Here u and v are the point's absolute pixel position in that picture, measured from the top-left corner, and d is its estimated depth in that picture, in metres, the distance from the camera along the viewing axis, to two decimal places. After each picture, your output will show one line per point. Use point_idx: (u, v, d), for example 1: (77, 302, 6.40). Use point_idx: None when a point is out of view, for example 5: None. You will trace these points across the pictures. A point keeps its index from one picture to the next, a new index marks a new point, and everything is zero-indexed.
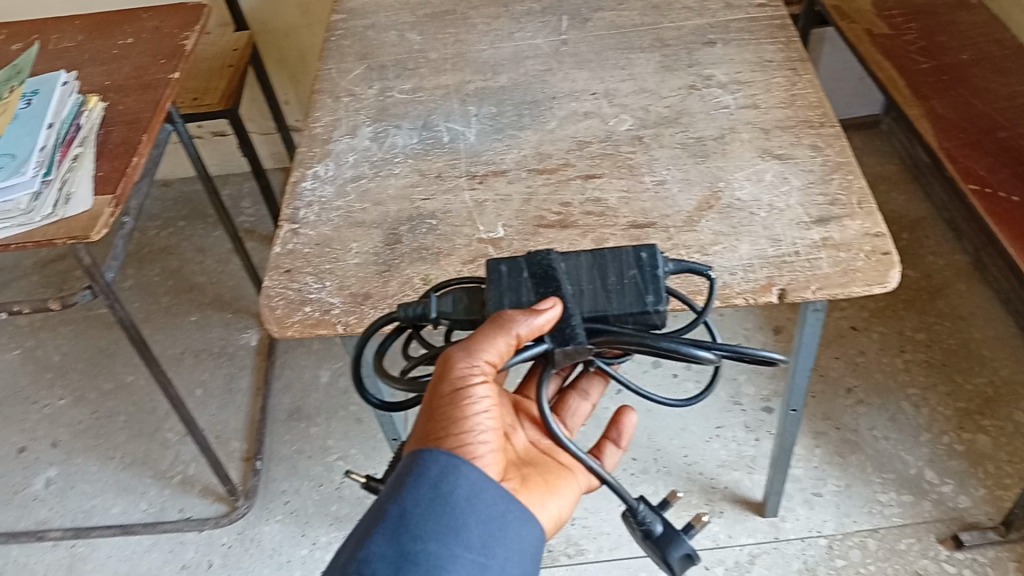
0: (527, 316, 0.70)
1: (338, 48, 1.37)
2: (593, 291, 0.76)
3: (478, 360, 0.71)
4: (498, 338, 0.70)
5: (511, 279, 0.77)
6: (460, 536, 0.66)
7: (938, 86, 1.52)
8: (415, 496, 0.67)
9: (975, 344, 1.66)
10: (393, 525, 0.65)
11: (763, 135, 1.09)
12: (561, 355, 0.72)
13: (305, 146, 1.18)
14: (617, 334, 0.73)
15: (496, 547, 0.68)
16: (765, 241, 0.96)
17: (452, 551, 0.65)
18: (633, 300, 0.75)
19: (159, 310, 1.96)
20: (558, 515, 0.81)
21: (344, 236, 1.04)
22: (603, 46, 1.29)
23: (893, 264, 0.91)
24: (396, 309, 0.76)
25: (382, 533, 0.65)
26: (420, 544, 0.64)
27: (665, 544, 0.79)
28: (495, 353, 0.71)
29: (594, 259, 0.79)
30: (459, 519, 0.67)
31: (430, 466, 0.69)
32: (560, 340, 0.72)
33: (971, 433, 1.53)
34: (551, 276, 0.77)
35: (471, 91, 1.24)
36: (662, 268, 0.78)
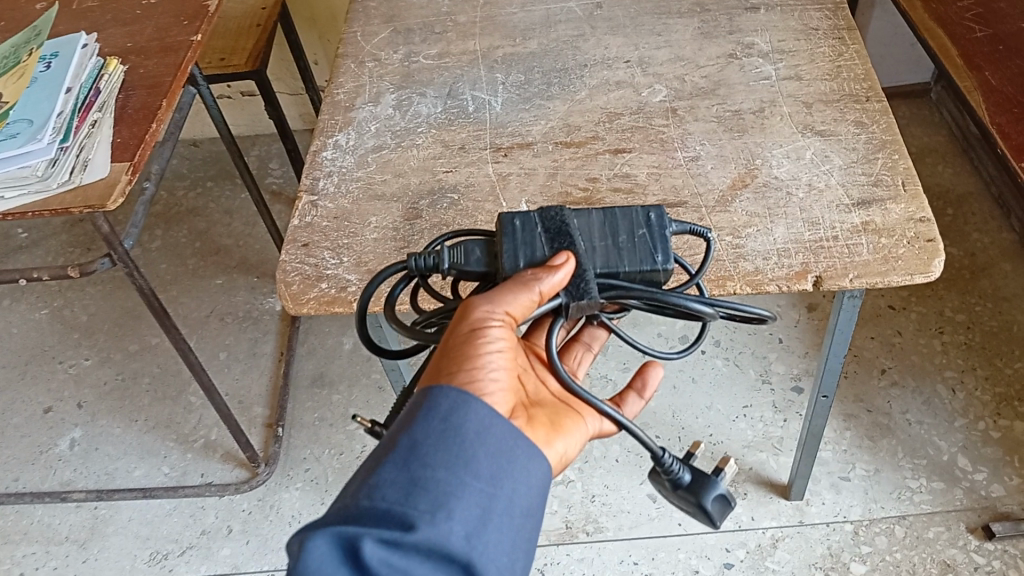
0: (548, 272, 0.67)
1: (364, 10, 1.32)
2: (606, 247, 0.72)
3: (499, 308, 0.67)
4: (520, 294, 0.67)
5: (525, 233, 0.72)
6: (470, 465, 0.62)
7: (993, 57, 1.43)
8: (426, 426, 0.63)
9: (1017, 327, 1.60)
10: (401, 453, 0.62)
11: (804, 109, 1.04)
12: (574, 310, 0.68)
13: (326, 113, 1.15)
14: (626, 289, 0.69)
15: (509, 478, 0.63)
16: (801, 224, 0.91)
17: (463, 479, 0.61)
18: (644, 258, 0.71)
19: (185, 271, 1.97)
20: (565, 456, 0.76)
21: (364, 210, 1.02)
22: (639, 11, 1.23)
23: (937, 253, 0.86)
24: (406, 258, 0.70)
25: (390, 462, 0.61)
26: (430, 471, 0.61)
27: (695, 489, 0.77)
28: (518, 305, 0.67)
29: (605, 214, 0.73)
30: (470, 450, 0.62)
31: (441, 397, 0.64)
32: (575, 295, 0.68)
33: (1008, 420, 1.48)
34: (563, 230, 0.72)
35: (499, 58, 1.19)
36: (670, 226, 0.74)
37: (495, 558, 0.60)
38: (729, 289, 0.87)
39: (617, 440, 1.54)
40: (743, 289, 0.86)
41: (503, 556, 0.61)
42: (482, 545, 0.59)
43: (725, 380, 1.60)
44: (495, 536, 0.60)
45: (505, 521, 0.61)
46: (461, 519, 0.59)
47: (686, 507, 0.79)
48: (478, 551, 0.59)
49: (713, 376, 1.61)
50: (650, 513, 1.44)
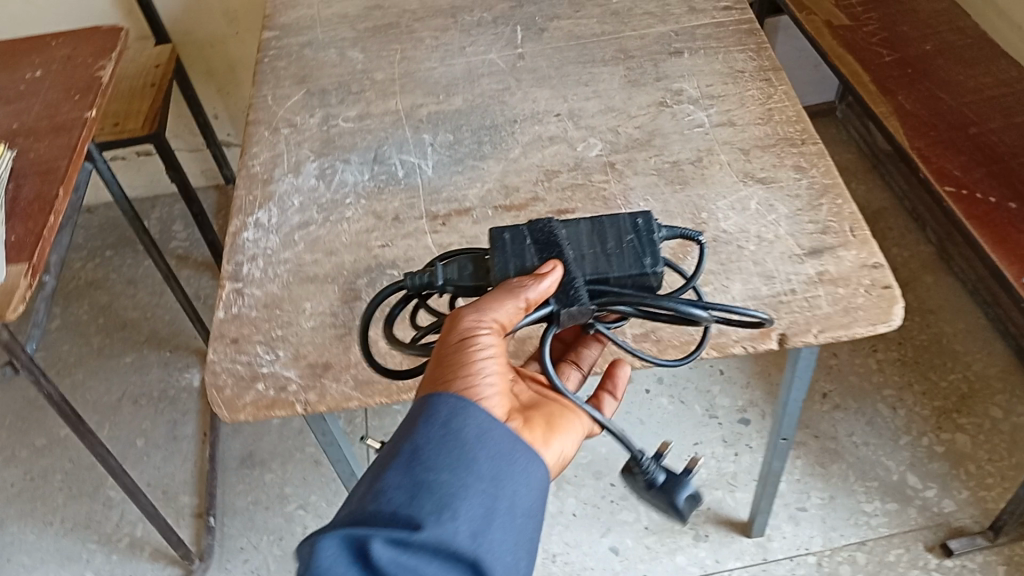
0: (534, 281, 0.67)
1: (272, 71, 1.24)
2: (594, 255, 0.71)
3: (487, 318, 0.67)
4: (508, 304, 0.66)
5: (514, 245, 0.72)
6: (470, 466, 0.62)
7: (903, 80, 1.48)
8: (426, 432, 0.63)
9: (946, 338, 1.64)
10: (405, 458, 0.62)
11: (742, 156, 1.02)
12: (566, 317, 0.68)
13: (243, 188, 1.07)
14: (616, 295, 0.68)
15: (510, 478, 0.63)
16: (757, 279, 0.89)
17: (464, 481, 0.61)
18: (632, 262, 0.70)
19: (90, 351, 1.82)
20: (562, 455, 0.72)
21: (296, 295, 0.94)
22: (563, 60, 1.20)
23: (896, 299, 0.86)
24: (402, 277, 0.71)
25: (394, 468, 0.62)
26: (433, 474, 0.61)
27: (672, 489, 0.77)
28: (506, 316, 0.66)
29: (592, 223, 0.73)
30: (471, 452, 0.62)
31: (439, 402, 0.64)
32: (565, 302, 0.67)
33: (950, 433, 1.51)
34: (553, 241, 0.72)
35: (424, 117, 1.14)
36: (658, 233, 0.74)
37: (500, 558, 0.60)
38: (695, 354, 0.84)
39: (572, 492, 1.50)
40: (708, 352, 0.84)
41: (508, 555, 0.61)
42: (487, 543, 0.60)
43: (671, 419, 1.59)
44: (498, 536, 0.61)
45: (507, 521, 0.61)
46: (464, 520, 0.59)
47: (657, 505, 0.79)
48: (484, 550, 0.59)
49: (660, 415, 1.60)
50: (614, 567, 1.40)
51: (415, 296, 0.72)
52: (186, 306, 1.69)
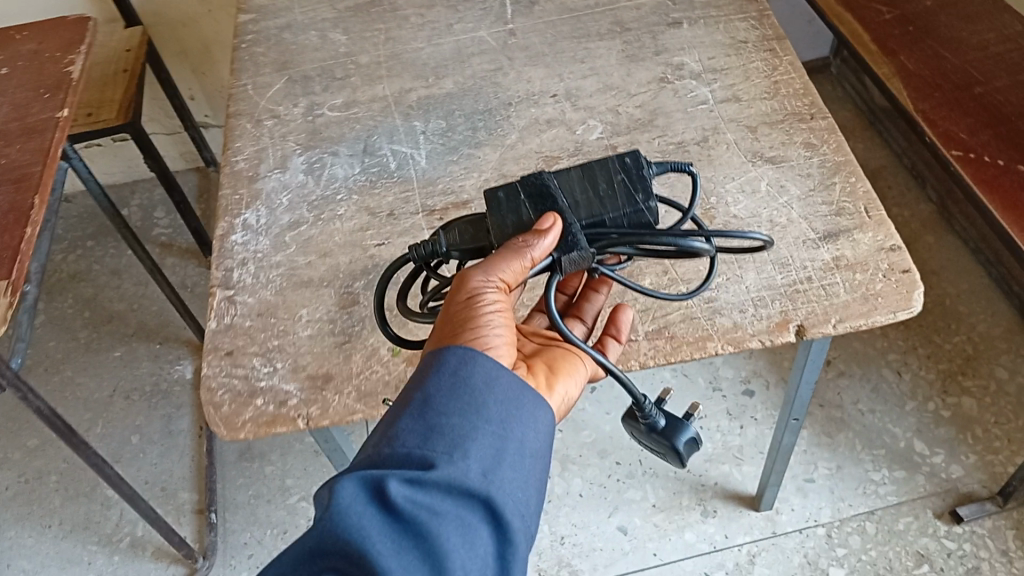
0: (536, 237, 0.66)
1: (250, 58, 1.18)
2: (587, 200, 0.70)
3: (492, 277, 0.67)
4: (513, 262, 0.66)
5: (508, 202, 0.71)
6: (479, 410, 0.62)
7: (904, 39, 1.43)
8: (435, 380, 0.64)
9: (950, 299, 1.62)
10: (415, 405, 0.63)
11: (749, 135, 0.98)
12: (568, 264, 0.67)
13: (227, 187, 1.02)
14: (614, 238, 0.68)
15: (518, 422, 0.63)
16: (771, 266, 0.85)
17: (474, 423, 0.61)
18: (625, 201, 0.69)
19: (78, 346, 1.77)
20: (566, 399, 0.75)
21: (291, 301, 0.89)
22: (555, 35, 1.14)
23: (916, 283, 0.82)
24: (407, 252, 0.72)
25: (405, 416, 0.62)
26: (444, 418, 0.61)
27: (670, 435, 0.84)
28: (510, 274, 0.67)
29: (581, 168, 0.72)
30: (480, 396, 0.63)
31: (447, 352, 0.65)
32: (565, 248, 0.67)
33: (956, 396, 1.50)
34: (545, 192, 0.71)
35: (413, 102, 1.08)
36: (649, 167, 0.72)
37: (513, 497, 0.60)
38: (711, 349, 0.80)
39: (577, 473, 1.48)
40: (724, 348, 0.80)
41: (520, 496, 0.60)
42: (498, 482, 0.60)
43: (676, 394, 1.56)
44: (510, 476, 0.61)
45: (517, 460, 0.61)
46: (477, 459, 0.60)
47: (658, 447, 0.87)
48: (497, 488, 0.59)
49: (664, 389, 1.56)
50: (623, 547, 1.39)
51: (422, 267, 0.73)
52: (176, 302, 1.62)
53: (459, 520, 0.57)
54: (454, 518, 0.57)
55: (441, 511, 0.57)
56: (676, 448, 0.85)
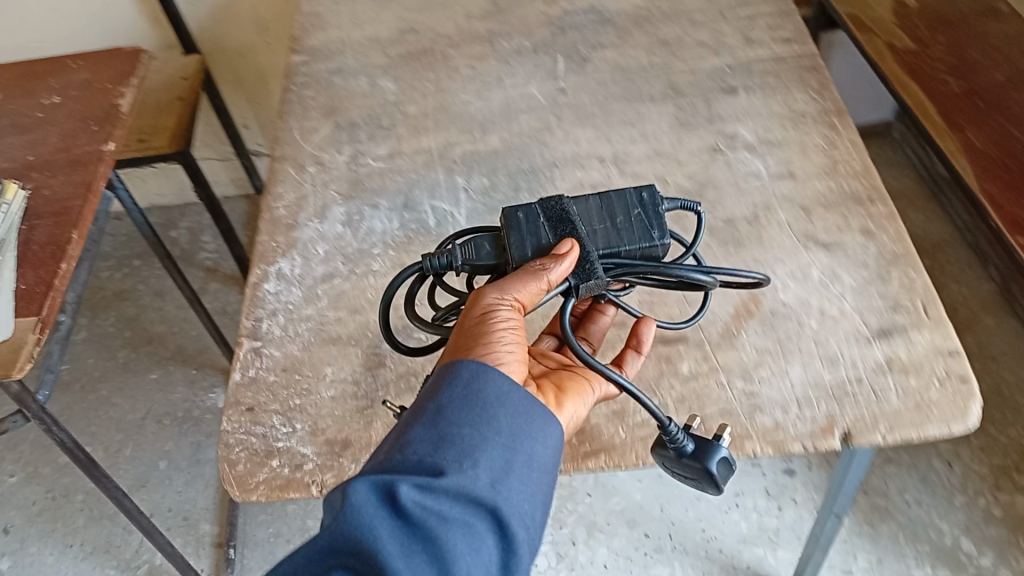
0: (553, 262, 0.71)
1: (299, 100, 1.17)
2: (606, 230, 0.76)
3: (508, 296, 0.70)
4: (530, 284, 0.70)
5: (530, 223, 0.76)
6: (489, 422, 0.64)
7: (972, 114, 1.37)
8: (448, 391, 0.66)
9: (1006, 387, 1.53)
10: (428, 413, 0.65)
11: (803, 216, 0.94)
12: (585, 290, 0.72)
13: (265, 233, 1.00)
14: (629, 266, 0.74)
15: (528, 436, 0.65)
16: (819, 362, 0.81)
17: (484, 434, 0.63)
18: (641, 234, 0.75)
19: (115, 366, 1.78)
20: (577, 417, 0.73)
21: (317, 358, 0.87)
22: (607, 96, 1.11)
23: (973, 395, 0.77)
24: (421, 260, 0.75)
25: (418, 424, 0.64)
26: (455, 428, 0.63)
27: (701, 456, 0.71)
28: (526, 294, 0.70)
29: (602, 201, 0.78)
30: (491, 409, 0.65)
31: (459, 365, 0.67)
32: (584, 275, 0.72)
33: (1009, 494, 1.41)
34: (567, 218, 0.76)
35: (457, 157, 1.07)
36: (662, 205, 0.79)
37: (518, 508, 0.62)
38: (748, 450, 0.76)
39: (604, 542, 1.43)
40: (763, 449, 0.76)
41: (526, 507, 0.62)
42: (505, 493, 0.61)
43: None
44: (517, 488, 0.62)
45: (524, 472, 0.63)
46: (484, 470, 0.61)
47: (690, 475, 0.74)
48: (504, 498, 0.61)
49: None
50: None
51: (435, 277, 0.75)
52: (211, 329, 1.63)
53: (466, 526, 0.59)
54: (461, 525, 0.59)
55: (450, 517, 0.59)
56: (709, 473, 0.71)
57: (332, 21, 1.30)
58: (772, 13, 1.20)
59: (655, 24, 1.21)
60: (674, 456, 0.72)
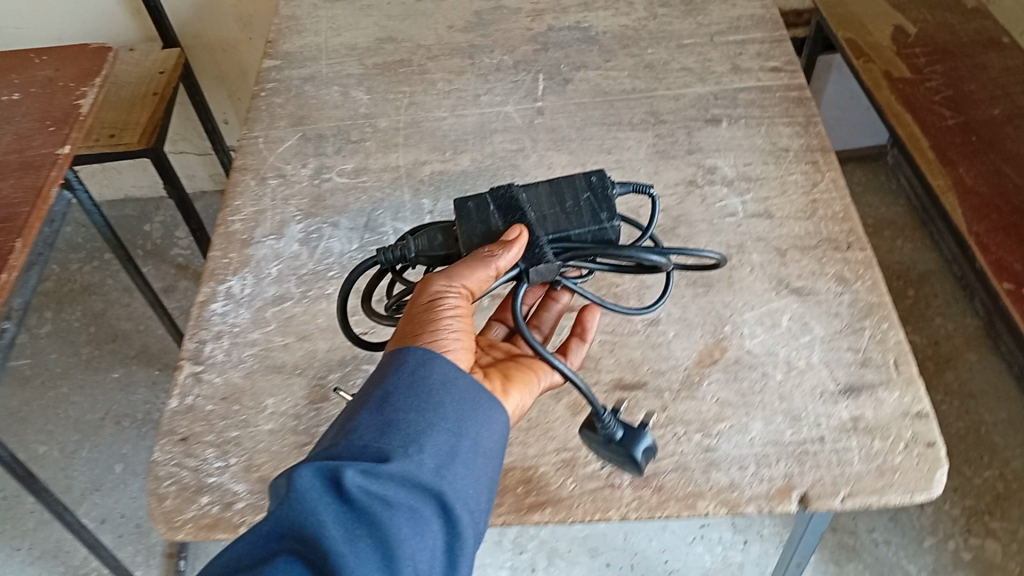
0: (502, 249, 0.66)
1: (268, 108, 1.13)
2: (555, 215, 0.71)
3: (455, 284, 0.66)
4: (477, 271, 0.66)
5: (479, 212, 0.72)
6: (436, 406, 0.61)
7: (966, 150, 1.32)
8: (395, 379, 0.62)
9: (987, 428, 1.50)
10: (373, 399, 0.61)
11: (777, 259, 0.90)
12: (535, 275, 0.67)
13: (218, 249, 0.96)
14: (579, 249, 0.69)
15: (475, 421, 0.62)
16: (782, 418, 0.77)
17: (431, 419, 0.60)
18: (589, 217, 0.70)
19: (78, 363, 1.74)
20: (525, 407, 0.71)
21: (258, 388, 0.83)
22: (585, 119, 1.07)
23: (940, 462, 0.73)
24: (375, 254, 0.70)
25: (363, 410, 0.61)
26: (401, 412, 0.60)
27: (628, 441, 0.69)
28: (474, 282, 0.66)
29: (550, 187, 0.73)
30: (439, 394, 0.61)
31: (407, 352, 0.63)
32: (532, 260, 0.67)
33: (980, 538, 1.38)
34: (515, 205, 0.72)
35: (425, 177, 1.02)
36: (612, 190, 0.74)
37: (463, 494, 0.59)
38: (699, 510, 0.73)
39: (564, 570, 1.39)
40: (716, 510, 0.73)
41: (471, 493, 0.59)
42: (451, 479, 0.58)
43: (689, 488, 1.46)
44: (463, 474, 0.59)
45: (470, 457, 0.60)
46: (431, 455, 0.58)
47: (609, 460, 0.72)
48: (449, 484, 0.58)
49: None
50: None
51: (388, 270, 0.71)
52: (168, 322, 1.61)
53: (412, 512, 0.56)
54: (407, 510, 0.56)
55: (395, 502, 0.55)
56: (634, 459, 0.69)
57: (310, 25, 1.26)
58: (763, 40, 1.16)
59: (641, 46, 1.17)
60: (601, 439, 0.70)
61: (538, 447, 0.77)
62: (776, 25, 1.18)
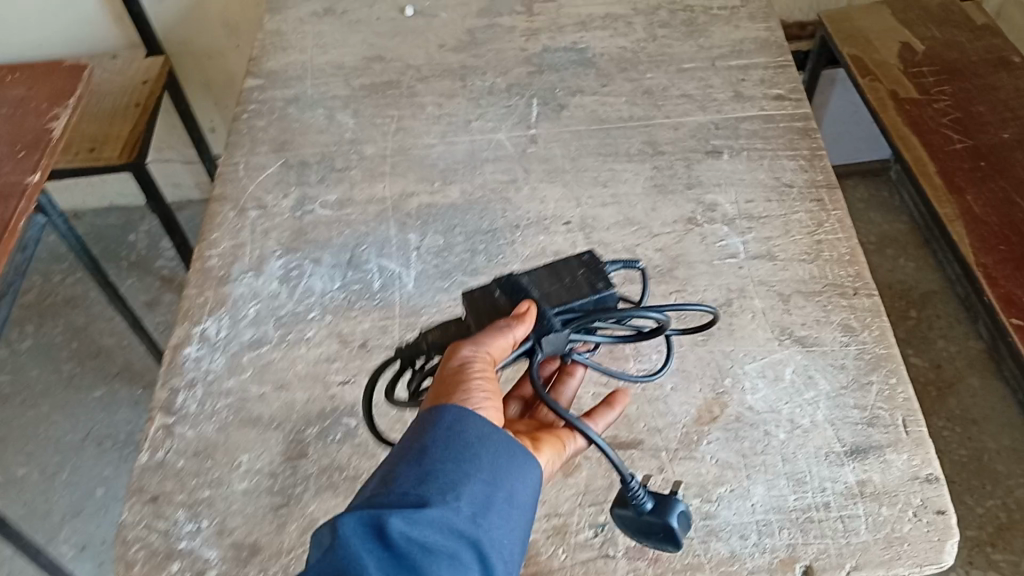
0: (520, 317, 0.62)
1: (249, 132, 1.09)
2: (557, 290, 0.65)
3: (481, 350, 0.60)
4: (500, 337, 0.61)
5: (485, 299, 0.67)
6: (476, 456, 0.56)
7: (975, 175, 1.25)
8: (433, 427, 0.57)
9: (988, 456, 1.41)
10: (410, 450, 0.56)
11: (779, 304, 0.86)
12: (547, 344, 0.63)
13: (193, 287, 0.92)
14: (585, 316, 0.64)
15: (514, 470, 0.57)
16: (784, 483, 0.73)
17: (468, 467, 0.55)
18: (587, 287, 0.65)
19: (60, 380, 1.67)
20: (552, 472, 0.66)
21: (233, 442, 0.79)
22: (581, 148, 1.03)
23: (951, 533, 0.69)
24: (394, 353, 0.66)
25: (402, 456, 0.56)
26: (439, 462, 0.55)
27: (662, 511, 0.63)
28: (498, 348, 0.61)
29: (549, 268, 0.68)
30: (477, 441, 0.57)
31: (442, 407, 0.58)
32: (542, 330, 0.63)
33: (981, 570, 1.28)
34: (517, 284, 0.66)
35: (412, 211, 0.98)
36: (607, 264, 0.69)
37: (500, 544, 0.55)
38: None
39: None
40: None
41: (507, 543, 0.55)
42: (489, 528, 0.55)
43: None
44: (500, 522, 0.55)
45: (507, 507, 0.56)
46: (470, 501, 0.54)
47: (651, 539, 0.65)
48: (487, 533, 0.54)
49: None
50: None
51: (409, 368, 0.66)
52: (141, 333, 1.53)
53: (452, 560, 0.53)
54: (447, 557, 0.52)
55: (434, 549, 0.52)
56: (670, 529, 0.63)
57: (296, 41, 1.22)
58: (767, 65, 1.11)
59: (640, 69, 1.13)
60: (633, 515, 0.64)
61: None
62: (781, 49, 1.14)
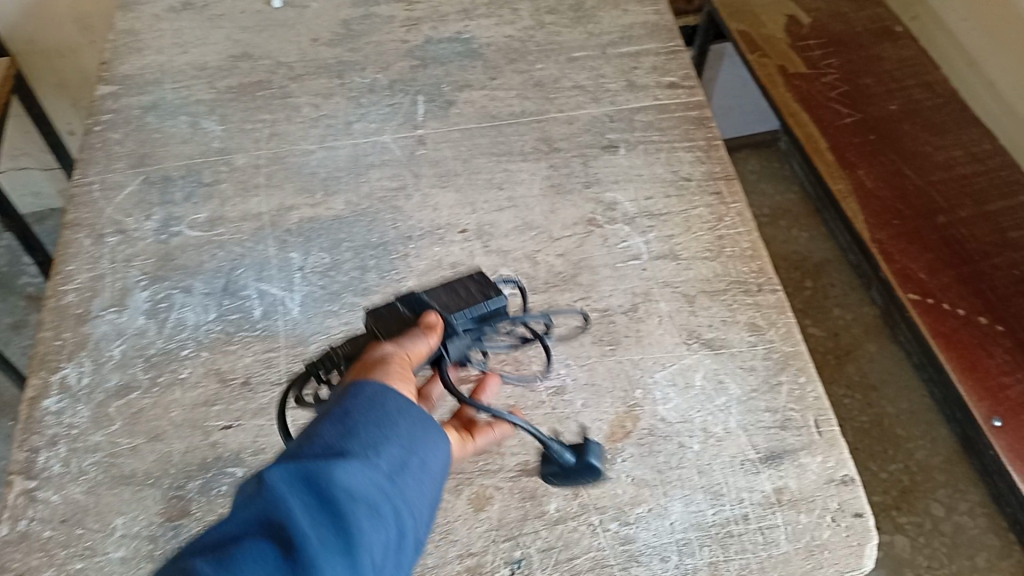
0: (432, 324, 0.58)
1: (103, 147, 0.98)
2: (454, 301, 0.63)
3: (398, 346, 0.55)
4: (416, 337, 0.56)
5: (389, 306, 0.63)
6: (398, 416, 0.50)
7: (864, 149, 1.26)
8: (353, 393, 0.51)
9: (888, 420, 1.45)
10: (331, 412, 0.50)
11: (685, 306, 0.83)
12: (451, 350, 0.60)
13: (49, 327, 0.82)
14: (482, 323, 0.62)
15: (431, 439, 0.51)
16: (702, 498, 0.71)
17: (389, 428, 0.50)
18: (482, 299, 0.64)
19: None
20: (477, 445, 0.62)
21: (103, 506, 0.70)
22: (473, 149, 0.97)
23: (868, 537, 0.68)
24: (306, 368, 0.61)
25: (321, 418, 0.50)
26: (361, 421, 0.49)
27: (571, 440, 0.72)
28: (415, 346, 0.56)
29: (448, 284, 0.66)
30: (396, 411, 0.51)
31: (362, 379, 0.52)
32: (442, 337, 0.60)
33: (888, 534, 1.32)
34: (419, 299, 0.62)
35: (292, 226, 0.90)
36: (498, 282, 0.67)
37: (419, 504, 0.49)
38: None
39: None
40: None
41: (423, 507, 0.50)
42: (408, 488, 0.49)
43: None
44: (417, 486, 0.50)
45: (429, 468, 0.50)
46: (389, 460, 0.49)
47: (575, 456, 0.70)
48: (407, 490, 0.49)
49: None
50: None
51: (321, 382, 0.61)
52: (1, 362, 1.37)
53: (374, 513, 0.46)
54: (368, 511, 0.46)
55: (356, 500, 0.46)
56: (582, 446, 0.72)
57: (151, 41, 1.10)
58: (657, 52, 1.08)
59: (529, 60, 1.07)
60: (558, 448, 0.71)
61: (440, 556, 0.68)
62: (671, 35, 1.10)
